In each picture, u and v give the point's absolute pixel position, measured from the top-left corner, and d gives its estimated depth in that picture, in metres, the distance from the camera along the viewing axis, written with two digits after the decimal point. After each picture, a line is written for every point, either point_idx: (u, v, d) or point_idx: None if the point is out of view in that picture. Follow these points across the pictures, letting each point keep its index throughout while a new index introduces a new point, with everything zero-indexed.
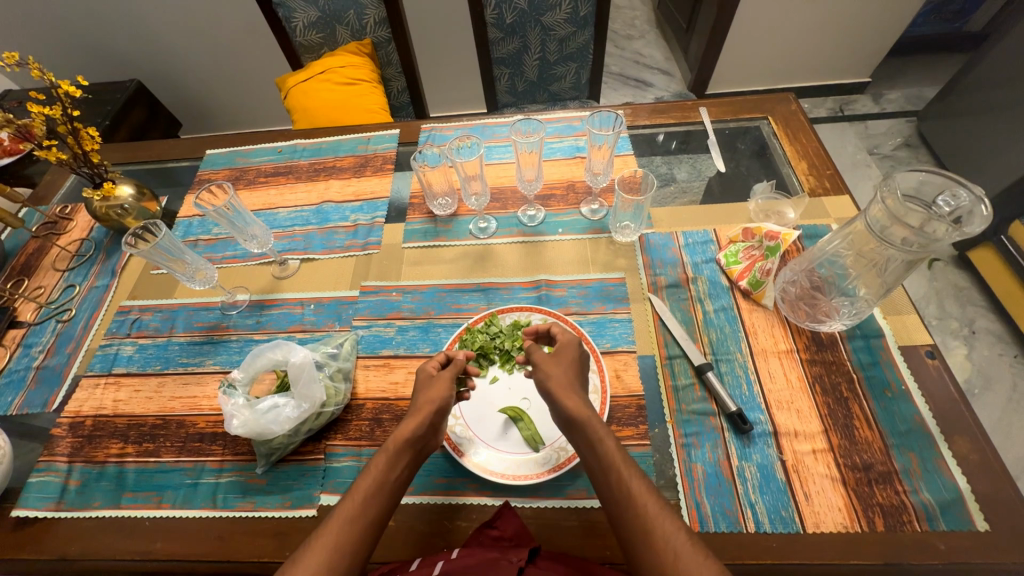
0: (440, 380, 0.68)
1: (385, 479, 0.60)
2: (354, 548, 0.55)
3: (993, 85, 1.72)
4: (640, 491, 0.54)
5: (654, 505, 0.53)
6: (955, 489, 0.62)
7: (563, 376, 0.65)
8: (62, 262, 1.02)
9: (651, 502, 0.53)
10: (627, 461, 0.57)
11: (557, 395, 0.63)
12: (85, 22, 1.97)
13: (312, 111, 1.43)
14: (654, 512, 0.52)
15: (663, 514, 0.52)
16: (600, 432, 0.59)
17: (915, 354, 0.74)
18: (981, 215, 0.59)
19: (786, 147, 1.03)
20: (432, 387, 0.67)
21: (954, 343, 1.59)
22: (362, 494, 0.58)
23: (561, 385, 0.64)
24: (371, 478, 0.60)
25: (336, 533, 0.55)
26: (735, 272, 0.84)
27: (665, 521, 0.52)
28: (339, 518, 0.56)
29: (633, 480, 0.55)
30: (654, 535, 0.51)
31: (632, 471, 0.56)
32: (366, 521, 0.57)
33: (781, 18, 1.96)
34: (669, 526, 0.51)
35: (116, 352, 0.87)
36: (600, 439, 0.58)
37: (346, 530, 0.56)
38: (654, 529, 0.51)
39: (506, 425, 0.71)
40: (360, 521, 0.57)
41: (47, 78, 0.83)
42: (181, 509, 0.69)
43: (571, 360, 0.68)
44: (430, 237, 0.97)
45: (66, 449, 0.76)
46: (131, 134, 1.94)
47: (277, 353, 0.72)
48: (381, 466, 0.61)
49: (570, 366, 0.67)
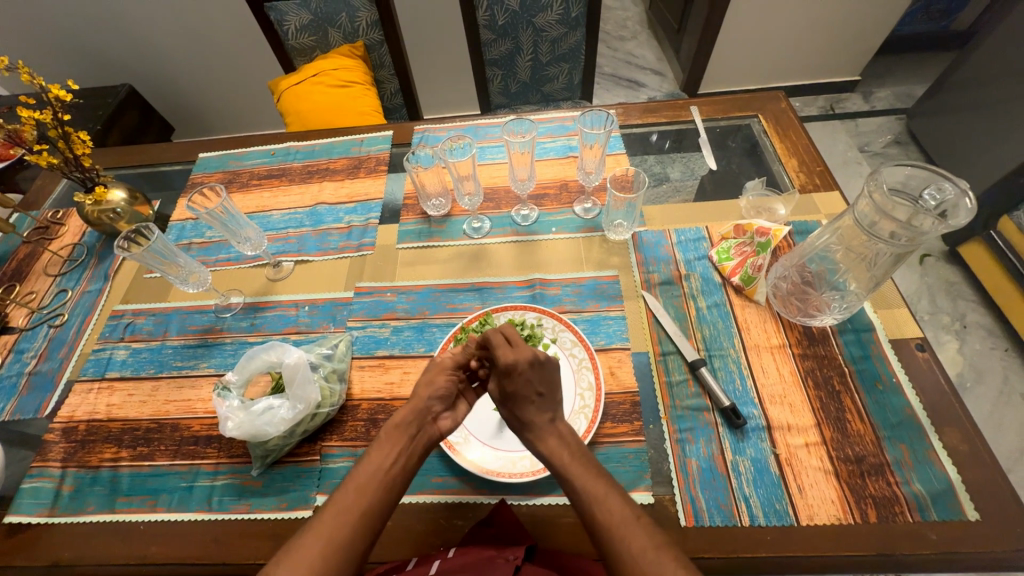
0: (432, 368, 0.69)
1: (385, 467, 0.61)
2: (351, 538, 0.56)
3: (979, 83, 1.75)
4: (607, 511, 0.55)
5: (622, 524, 0.54)
6: (945, 479, 0.62)
7: (522, 415, 0.64)
8: (54, 267, 1.02)
9: (618, 522, 0.54)
10: (597, 480, 0.58)
11: (526, 437, 0.64)
12: (77, 26, 1.96)
13: (305, 114, 1.43)
14: (621, 530, 0.53)
15: (630, 534, 0.53)
16: (563, 457, 0.60)
17: (906, 347, 0.75)
18: (966, 208, 0.60)
19: (777, 145, 1.04)
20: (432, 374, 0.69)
21: (946, 337, 1.61)
22: (356, 483, 0.59)
23: (528, 427, 0.64)
24: (373, 465, 0.61)
25: (332, 524, 0.56)
26: (728, 269, 0.84)
27: (631, 541, 0.53)
28: (340, 505, 0.58)
29: (604, 500, 0.56)
30: (620, 554, 0.52)
31: (601, 491, 0.57)
32: (362, 515, 0.57)
33: (771, 19, 1.99)
34: (636, 546, 0.52)
35: (109, 356, 0.87)
36: (563, 462, 0.60)
37: (342, 520, 0.56)
38: (620, 548, 0.53)
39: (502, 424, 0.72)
40: (352, 516, 0.57)
41: (38, 82, 0.82)
42: (176, 512, 0.68)
43: (525, 393, 0.63)
44: (425, 237, 0.97)
45: (60, 455, 0.76)
46: (124, 137, 1.94)
47: (271, 355, 0.72)
48: (381, 455, 0.62)
49: (526, 403, 0.64)
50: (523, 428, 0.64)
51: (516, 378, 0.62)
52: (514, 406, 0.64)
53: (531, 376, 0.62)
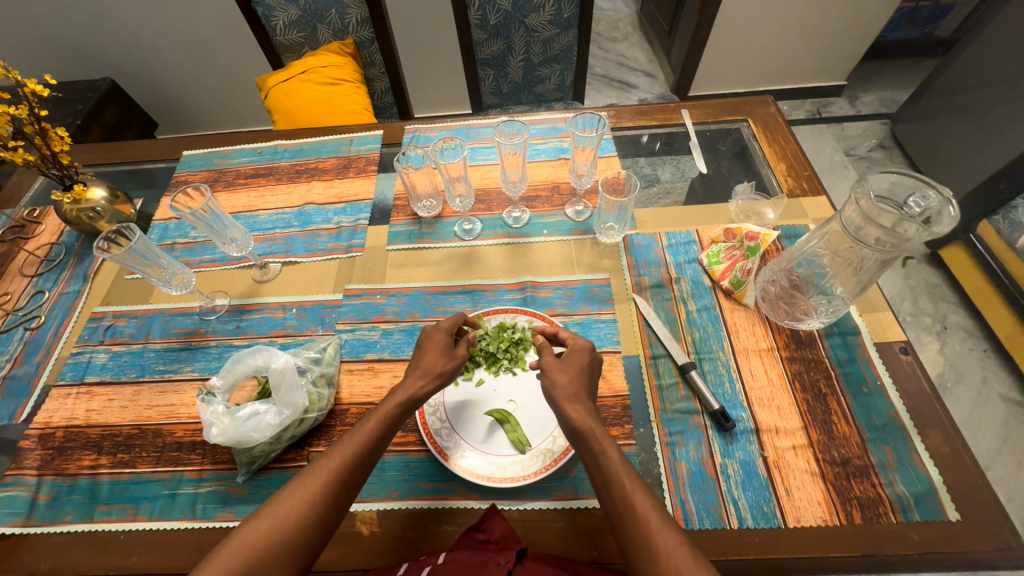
0: (434, 347, 0.70)
1: (389, 420, 0.62)
2: (350, 480, 0.58)
3: (960, 89, 1.79)
4: (641, 503, 0.53)
5: (656, 518, 0.52)
6: (927, 480, 0.64)
7: (570, 385, 0.64)
8: (30, 267, 0.99)
9: (652, 516, 0.52)
10: (629, 473, 0.56)
11: (563, 406, 0.62)
12: (56, 18, 1.90)
13: (293, 112, 1.41)
14: (655, 526, 0.52)
15: (663, 529, 0.51)
16: (602, 444, 0.58)
17: (890, 350, 0.76)
18: (950, 216, 0.60)
19: (765, 149, 1.05)
20: (428, 352, 0.69)
21: (928, 338, 1.65)
22: (368, 435, 0.60)
23: (569, 394, 0.63)
24: (378, 417, 0.62)
25: (331, 468, 0.57)
26: (717, 273, 0.85)
27: (667, 535, 0.51)
28: (342, 450, 0.59)
29: (636, 492, 0.54)
30: (653, 549, 0.50)
31: (635, 483, 0.55)
32: (362, 464, 0.59)
33: (760, 23, 2.01)
34: (671, 541, 0.50)
35: (89, 360, 0.84)
36: (604, 452, 0.58)
37: (341, 468, 0.58)
38: (655, 543, 0.50)
39: (493, 428, 0.71)
40: (353, 463, 0.58)
41: (13, 77, 0.80)
42: (158, 521, 0.67)
43: (578, 369, 0.66)
44: (415, 239, 0.96)
45: (36, 462, 0.73)
46: (105, 134, 1.89)
47: (257, 359, 0.69)
48: (387, 412, 0.63)
49: (579, 376, 0.66)
50: (563, 397, 0.63)
51: (581, 353, 0.68)
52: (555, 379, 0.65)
53: (594, 357, 0.68)
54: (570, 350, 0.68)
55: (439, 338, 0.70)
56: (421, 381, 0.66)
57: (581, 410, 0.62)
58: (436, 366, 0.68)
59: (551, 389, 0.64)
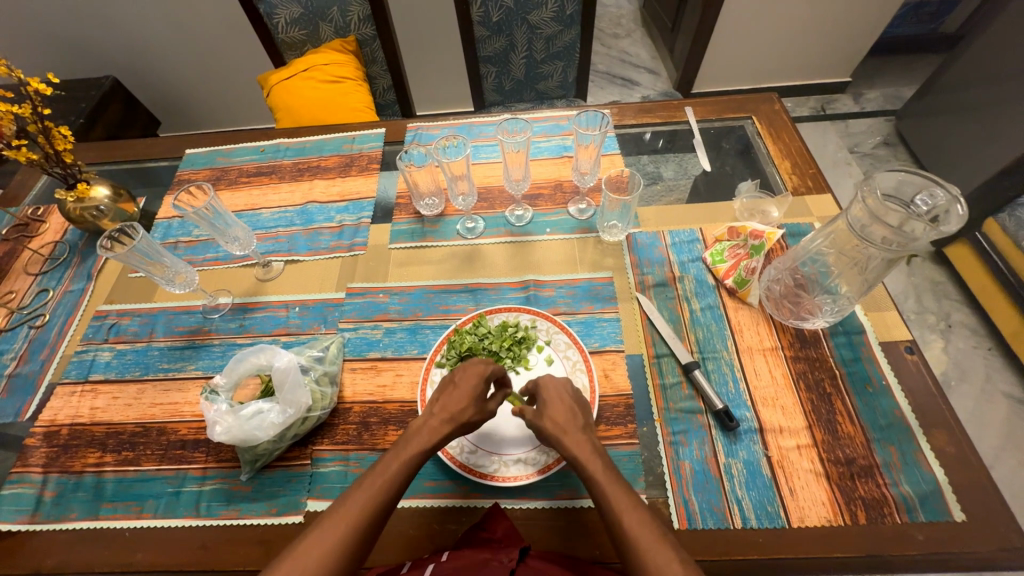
0: (460, 392, 0.64)
1: (397, 481, 0.58)
2: (372, 526, 0.55)
3: (967, 85, 1.77)
4: (631, 524, 0.53)
5: (649, 538, 0.51)
6: (933, 481, 0.63)
7: (559, 418, 0.63)
8: (35, 266, 0.99)
9: (644, 536, 0.52)
10: (623, 492, 0.56)
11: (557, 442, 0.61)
12: (59, 16, 1.90)
13: (296, 110, 1.41)
14: (648, 544, 0.51)
15: (655, 547, 0.50)
16: (590, 467, 0.58)
17: (895, 350, 0.75)
18: (958, 214, 0.60)
19: (770, 147, 1.04)
20: (450, 392, 0.65)
21: (932, 336, 1.64)
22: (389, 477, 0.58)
23: (560, 429, 0.62)
24: (390, 473, 0.58)
25: (350, 517, 0.54)
26: (721, 272, 0.84)
27: (657, 554, 0.50)
28: (347, 514, 0.54)
29: (628, 512, 0.54)
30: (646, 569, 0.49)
31: (625, 501, 0.55)
32: (370, 527, 0.55)
33: (766, 18, 1.99)
34: (662, 559, 0.49)
35: (93, 358, 0.85)
36: (592, 475, 0.58)
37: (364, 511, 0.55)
38: (646, 561, 0.50)
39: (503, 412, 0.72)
40: (360, 532, 0.54)
41: (16, 75, 0.79)
42: (162, 518, 0.67)
43: (559, 400, 0.65)
44: (418, 237, 0.96)
45: (41, 459, 0.74)
46: (108, 132, 1.89)
47: (260, 358, 0.70)
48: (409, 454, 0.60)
49: (562, 406, 0.64)
50: (556, 433, 0.62)
51: (551, 386, 0.67)
52: (550, 412, 0.64)
53: (563, 386, 0.67)
54: (545, 386, 0.67)
55: (470, 383, 0.65)
56: (447, 427, 0.62)
57: (580, 440, 0.61)
58: (462, 414, 0.63)
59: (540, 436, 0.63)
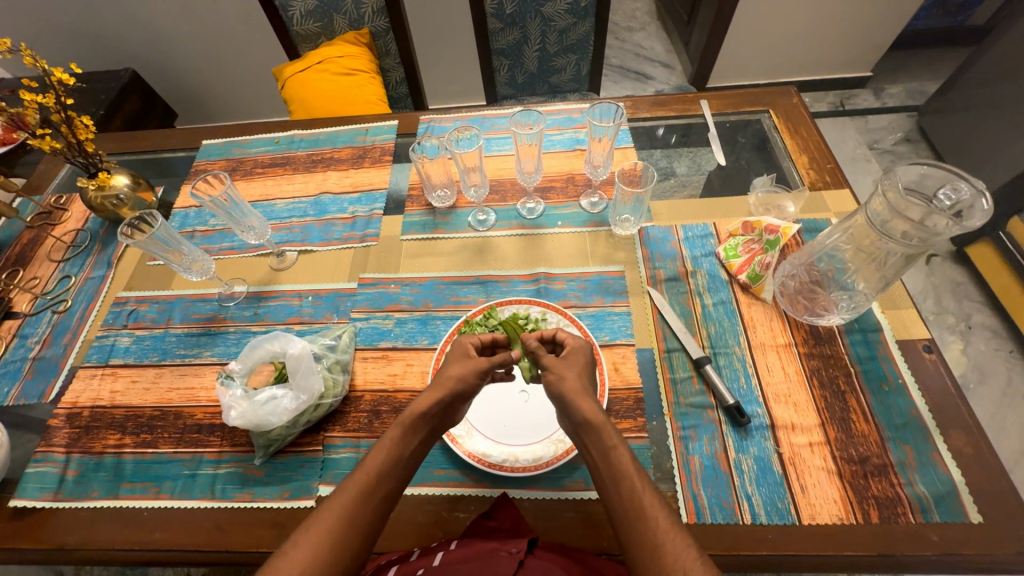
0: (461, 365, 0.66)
1: (377, 474, 0.57)
2: (362, 520, 0.55)
3: (995, 80, 1.71)
4: (651, 504, 0.52)
5: (664, 522, 0.51)
6: (949, 482, 0.62)
7: (576, 380, 0.62)
8: (57, 253, 1.02)
9: (660, 521, 0.51)
10: (638, 473, 0.54)
11: (571, 400, 0.60)
12: (81, 8, 1.94)
13: (310, 102, 1.42)
14: (665, 528, 0.50)
15: (675, 533, 0.50)
16: (614, 439, 0.57)
17: (913, 349, 0.74)
18: (981, 210, 0.59)
19: (786, 141, 1.02)
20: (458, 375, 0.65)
21: (951, 337, 1.60)
22: (373, 470, 0.57)
23: (576, 389, 0.61)
24: (363, 476, 0.57)
25: (337, 514, 0.54)
26: (735, 267, 0.83)
27: (674, 538, 0.49)
28: (331, 512, 0.54)
29: (645, 493, 0.53)
30: (662, 552, 0.49)
31: (642, 482, 0.54)
32: (351, 535, 0.53)
33: (785, 10, 1.95)
34: (680, 545, 0.49)
35: (113, 343, 0.87)
36: (615, 450, 0.56)
37: (353, 504, 0.55)
38: (663, 545, 0.49)
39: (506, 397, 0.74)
40: (350, 528, 0.53)
41: (40, 66, 0.81)
42: (179, 499, 0.69)
43: (581, 363, 0.65)
44: (429, 229, 0.96)
45: (64, 440, 0.76)
46: (127, 123, 1.92)
47: (275, 345, 0.72)
48: (391, 439, 0.60)
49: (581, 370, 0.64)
50: (573, 395, 0.61)
51: (581, 351, 0.66)
52: (564, 372, 0.63)
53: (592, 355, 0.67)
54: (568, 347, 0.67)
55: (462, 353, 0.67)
56: (431, 397, 0.62)
57: (592, 404, 0.60)
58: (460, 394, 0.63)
59: (558, 382, 0.62)
